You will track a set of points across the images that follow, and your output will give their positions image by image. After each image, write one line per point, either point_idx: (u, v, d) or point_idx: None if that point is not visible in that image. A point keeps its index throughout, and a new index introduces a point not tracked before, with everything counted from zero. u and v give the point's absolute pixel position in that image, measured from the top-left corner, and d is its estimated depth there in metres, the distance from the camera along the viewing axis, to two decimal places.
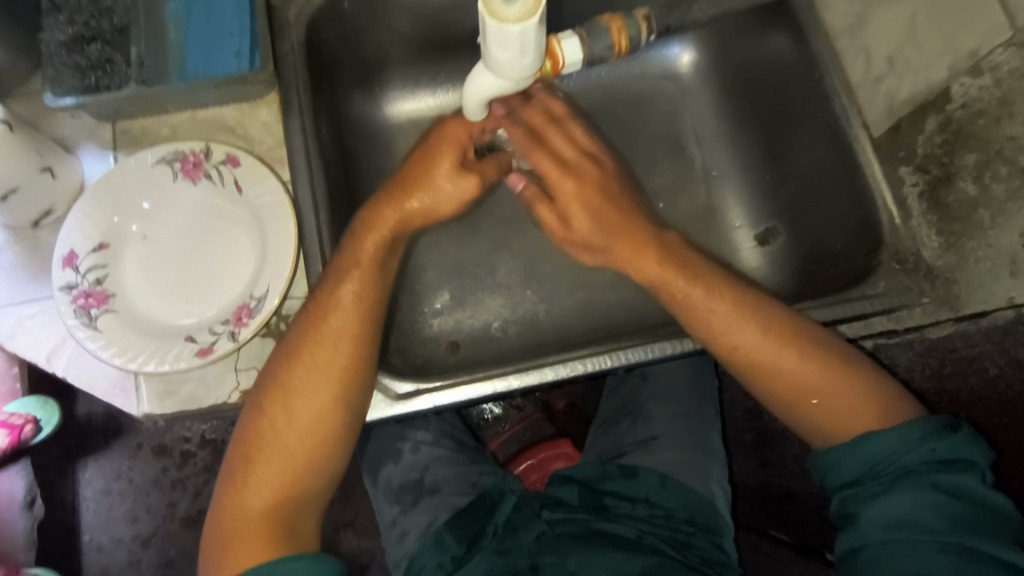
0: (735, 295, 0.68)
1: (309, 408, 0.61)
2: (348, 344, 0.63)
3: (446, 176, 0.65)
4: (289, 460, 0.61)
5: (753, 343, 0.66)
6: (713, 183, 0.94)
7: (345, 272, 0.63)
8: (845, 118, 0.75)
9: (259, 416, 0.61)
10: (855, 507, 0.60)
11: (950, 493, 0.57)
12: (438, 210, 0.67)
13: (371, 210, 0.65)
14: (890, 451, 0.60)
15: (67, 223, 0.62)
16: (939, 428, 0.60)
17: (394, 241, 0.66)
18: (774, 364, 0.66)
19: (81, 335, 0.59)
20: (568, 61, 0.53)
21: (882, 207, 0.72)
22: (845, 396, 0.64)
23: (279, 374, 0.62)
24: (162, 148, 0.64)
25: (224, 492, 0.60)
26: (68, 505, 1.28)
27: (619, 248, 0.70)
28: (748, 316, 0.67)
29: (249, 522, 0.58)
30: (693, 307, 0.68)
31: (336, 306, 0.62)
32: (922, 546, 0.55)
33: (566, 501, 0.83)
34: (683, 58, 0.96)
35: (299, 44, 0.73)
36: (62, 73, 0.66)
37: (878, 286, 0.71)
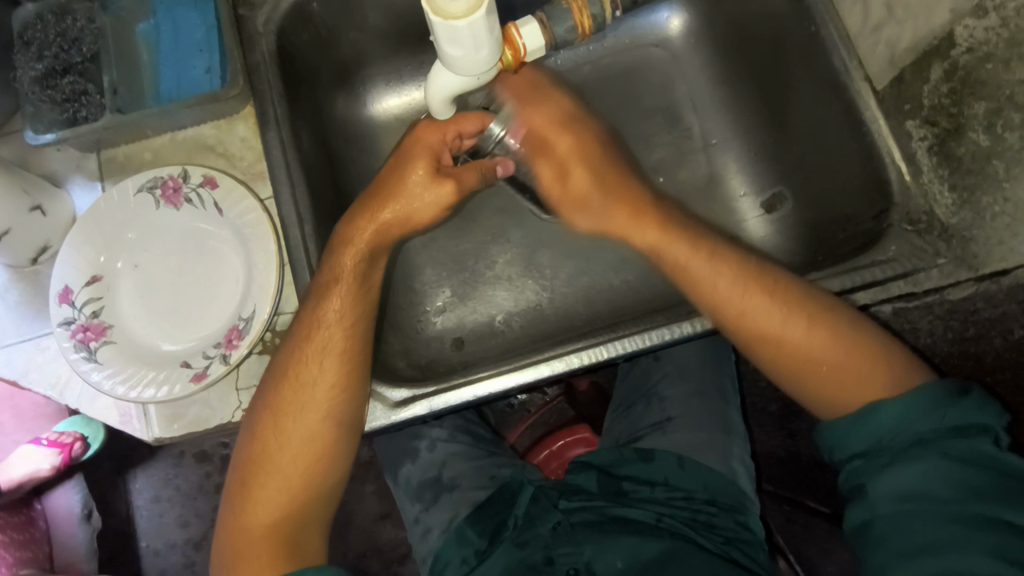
0: (737, 270, 0.66)
1: (304, 420, 0.63)
2: (335, 360, 0.63)
3: (422, 181, 0.64)
4: (290, 476, 0.63)
5: (760, 311, 0.64)
6: (714, 152, 0.90)
7: (327, 289, 0.62)
8: (846, 72, 0.72)
9: (256, 437, 0.63)
10: (863, 480, 0.58)
11: (961, 460, 0.54)
12: (417, 217, 0.65)
13: (348, 225, 0.64)
14: (899, 421, 0.58)
15: (59, 260, 0.63)
16: (948, 394, 0.57)
17: (373, 255, 0.65)
18: (782, 334, 0.63)
19: (84, 368, 0.61)
20: (529, 49, 0.51)
21: (890, 164, 0.70)
22: (857, 358, 0.62)
23: (272, 394, 0.63)
24: (141, 176, 0.65)
25: (230, 511, 0.63)
26: (121, 515, 1.34)
27: (614, 214, 0.70)
28: (754, 289, 0.64)
29: (252, 540, 0.60)
30: (700, 273, 0.66)
31: (320, 323, 0.62)
32: (934, 517, 0.53)
33: (585, 489, 0.82)
34: (673, 23, 0.91)
35: (270, 53, 0.72)
36: (41, 109, 0.67)
37: (889, 250, 0.68)
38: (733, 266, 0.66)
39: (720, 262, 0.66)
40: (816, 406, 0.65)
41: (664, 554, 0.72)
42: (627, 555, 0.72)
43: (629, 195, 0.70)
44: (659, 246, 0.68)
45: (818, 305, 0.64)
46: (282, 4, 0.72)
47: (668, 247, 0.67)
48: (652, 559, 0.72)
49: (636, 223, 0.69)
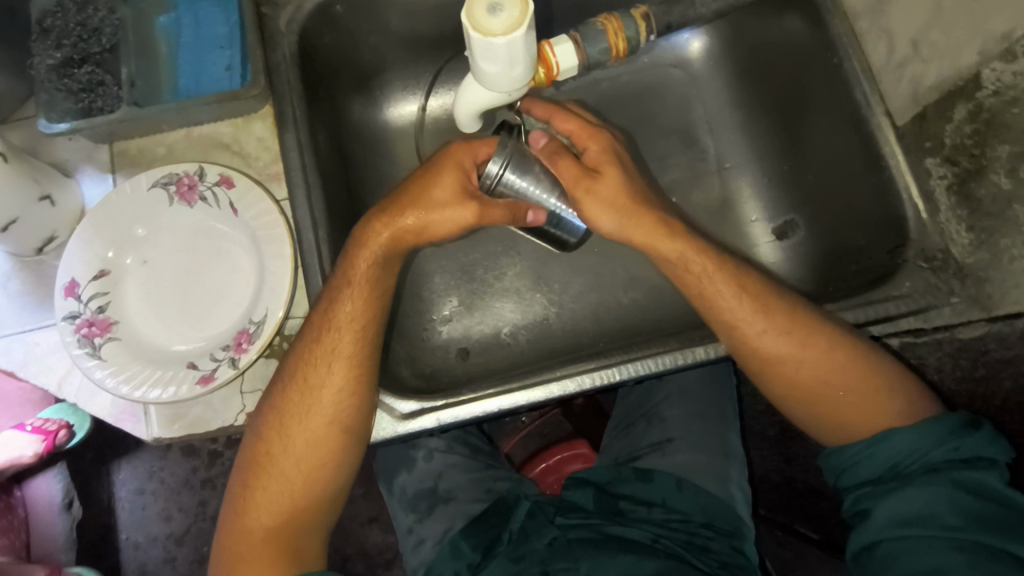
0: (754, 299, 0.65)
1: (308, 423, 0.62)
2: (343, 364, 0.62)
3: (445, 195, 0.63)
4: (292, 484, 0.62)
5: (778, 336, 0.64)
6: (728, 175, 0.90)
7: (339, 290, 0.62)
8: (867, 105, 0.71)
9: (262, 437, 0.62)
10: (868, 503, 0.60)
11: (966, 490, 0.56)
12: (432, 230, 0.63)
13: (363, 229, 0.63)
14: (907, 448, 0.60)
15: (67, 252, 0.62)
16: (957, 426, 0.59)
17: (386, 260, 0.63)
18: (798, 360, 0.64)
19: (87, 365, 0.59)
20: (563, 67, 0.52)
21: (906, 200, 0.69)
22: (866, 384, 0.63)
23: (279, 395, 0.62)
24: (156, 171, 0.64)
25: (231, 514, 0.62)
26: (102, 506, 1.31)
27: (634, 230, 0.67)
28: (770, 322, 0.64)
29: (253, 544, 0.60)
30: (719, 297, 0.65)
31: (329, 325, 0.62)
32: (936, 542, 0.55)
33: (581, 506, 0.81)
34: (694, 45, 0.91)
35: (292, 54, 0.71)
36: (55, 98, 0.65)
37: (903, 286, 0.67)
38: (752, 289, 0.65)
39: (738, 290, 0.65)
40: (818, 433, 0.66)
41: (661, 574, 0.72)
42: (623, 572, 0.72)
43: (644, 221, 0.66)
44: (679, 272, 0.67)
45: (836, 331, 0.64)
46: (306, 5, 0.71)
47: (688, 265, 0.67)
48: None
49: (654, 236, 0.67)
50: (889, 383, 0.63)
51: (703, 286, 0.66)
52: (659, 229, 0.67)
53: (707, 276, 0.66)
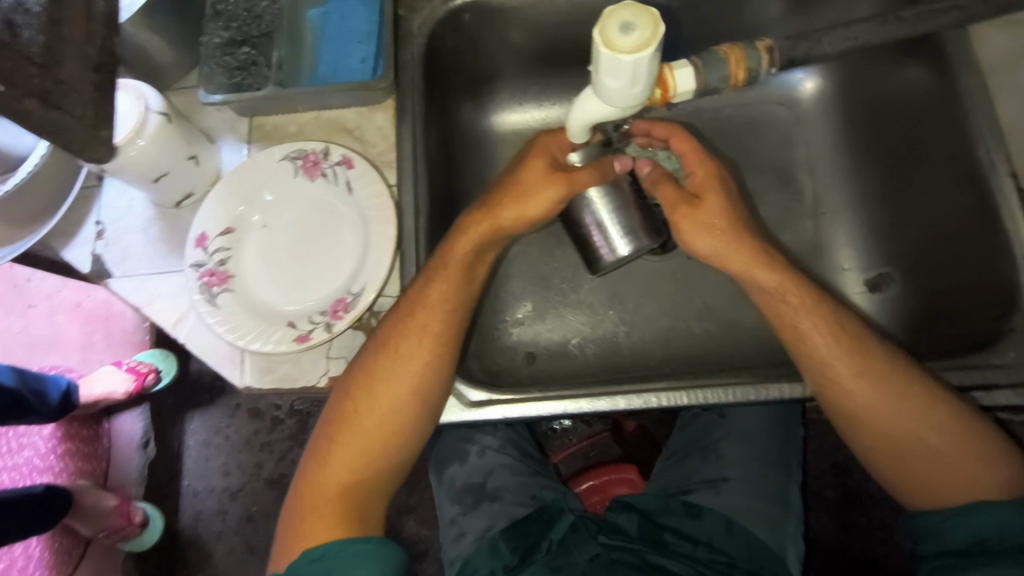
0: (853, 345, 0.62)
1: (390, 392, 0.65)
2: (431, 341, 0.66)
3: (534, 178, 0.66)
4: (367, 448, 0.65)
5: (870, 385, 0.61)
6: (824, 220, 0.87)
7: (437, 271, 0.66)
8: (988, 163, 0.69)
9: (346, 398, 0.66)
10: None
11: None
12: (527, 213, 0.67)
13: (463, 216, 0.68)
14: (1001, 526, 0.55)
15: (203, 208, 0.70)
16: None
17: (483, 246, 0.68)
18: (888, 412, 0.61)
19: (203, 309, 0.66)
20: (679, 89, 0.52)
21: (1022, 266, 0.66)
22: (962, 449, 0.59)
23: (367, 362, 0.66)
24: (288, 146, 0.71)
25: (307, 466, 0.66)
26: (172, 451, 1.42)
27: (733, 258, 0.66)
28: (868, 371, 0.61)
29: (324, 498, 0.63)
30: (812, 337, 0.63)
31: (424, 303, 0.66)
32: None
33: (624, 530, 0.80)
34: (807, 85, 0.90)
35: (419, 55, 0.76)
36: (214, 71, 0.74)
37: (1007, 355, 0.65)
38: (851, 334, 0.63)
39: (836, 333, 0.63)
40: (903, 493, 0.63)
41: None
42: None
43: (742, 249, 0.65)
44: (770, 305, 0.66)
45: (935, 390, 0.61)
46: (439, 11, 0.77)
47: (781, 302, 0.65)
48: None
49: (755, 266, 0.65)
50: (988, 455, 0.59)
51: (797, 322, 0.64)
52: (757, 258, 0.65)
53: (803, 311, 0.64)
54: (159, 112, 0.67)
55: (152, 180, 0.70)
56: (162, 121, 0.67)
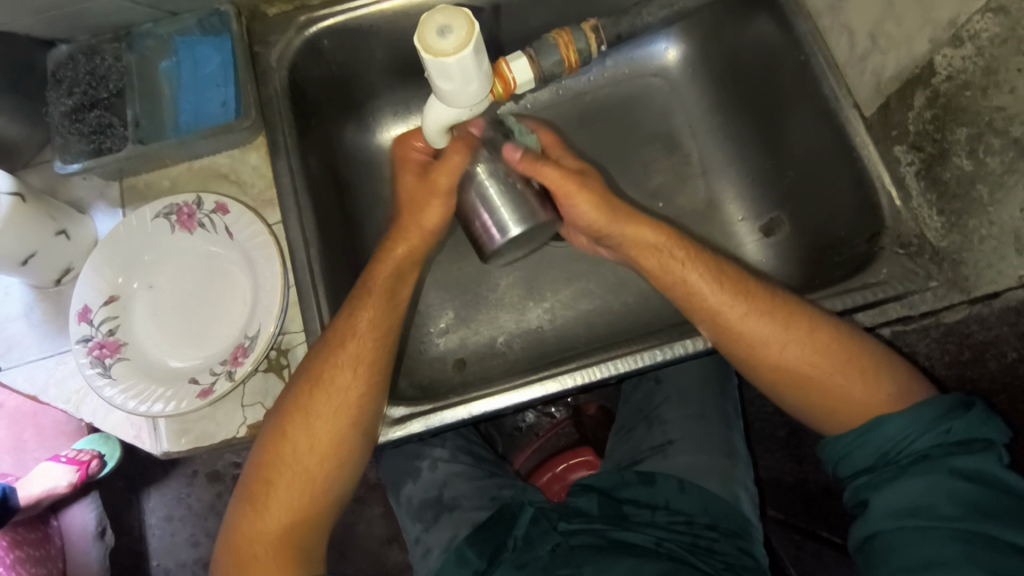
0: (730, 288, 0.66)
1: (330, 422, 0.65)
2: (367, 369, 0.66)
3: (422, 184, 0.69)
4: (304, 481, 0.64)
5: (759, 323, 0.65)
6: (712, 177, 0.91)
7: (360, 300, 0.66)
8: (835, 99, 0.73)
9: (281, 437, 0.64)
10: (867, 494, 0.59)
11: (964, 477, 0.55)
12: (427, 222, 0.69)
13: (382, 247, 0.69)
14: (903, 434, 0.59)
15: (81, 280, 0.67)
16: (950, 409, 0.58)
17: (402, 271, 0.69)
18: (779, 346, 0.64)
19: (98, 383, 0.64)
20: (519, 81, 0.55)
21: (881, 190, 0.70)
22: (846, 363, 0.63)
23: (298, 398, 0.65)
24: (158, 203, 0.69)
25: (242, 514, 0.63)
26: (135, 533, 1.37)
27: (627, 225, 0.69)
28: (750, 308, 0.65)
29: (266, 544, 0.62)
30: (693, 289, 0.67)
31: (353, 333, 0.65)
32: (934, 532, 0.53)
33: (585, 512, 0.81)
34: (670, 54, 0.93)
35: (283, 88, 0.75)
36: (69, 141, 0.72)
37: (880, 273, 0.68)
38: (732, 278, 0.67)
39: (714, 280, 0.67)
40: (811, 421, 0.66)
41: None
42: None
43: (646, 223, 0.69)
44: (659, 264, 0.69)
45: (816, 314, 0.65)
46: (294, 42, 0.76)
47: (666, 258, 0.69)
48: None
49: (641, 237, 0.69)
50: (873, 365, 0.64)
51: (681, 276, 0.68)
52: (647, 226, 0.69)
53: (688, 264, 0.68)
54: (10, 193, 0.63)
55: (21, 263, 0.67)
56: (14, 202, 0.63)
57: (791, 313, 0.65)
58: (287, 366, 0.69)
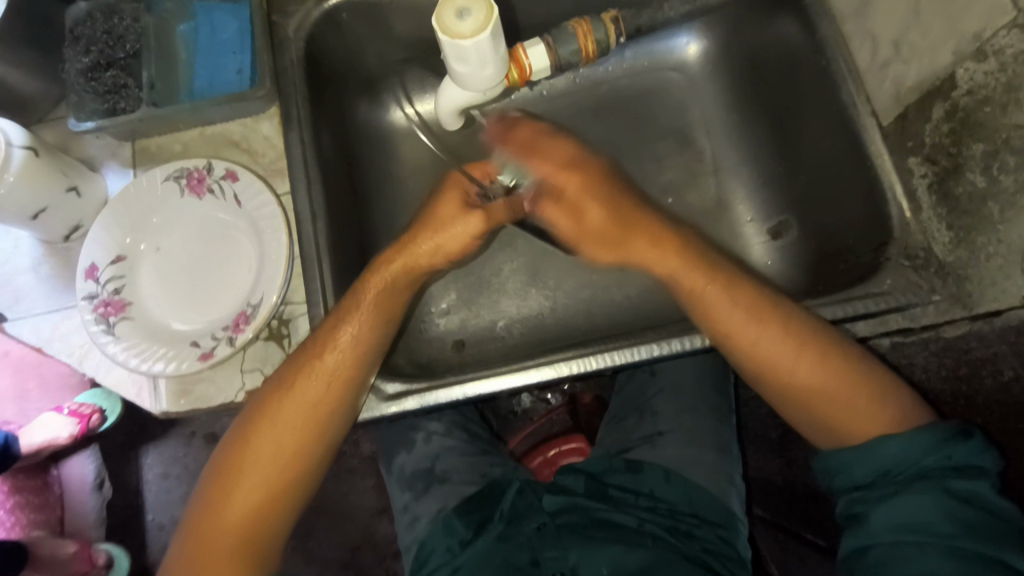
0: (748, 300, 0.65)
1: (293, 428, 0.64)
2: (334, 387, 0.65)
3: (451, 213, 0.71)
4: (264, 483, 0.63)
5: (772, 346, 0.63)
6: (723, 176, 0.90)
7: (346, 315, 0.66)
8: (854, 106, 0.72)
9: (242, 442, 0.64)
10: (863, 508, 0.60)
11: (962, 497, 0.55)
12: (447, 247, 0.71)
13: (379, 261, 0.69)
14: (900, 455, 0.59)
15: (90, 237, 0.68)
16: (951, 435, 0.58)
17: (391, 292, 0.69)
18: (791, 371, 0.63)
19: (101, 340, 0.65)
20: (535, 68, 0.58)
21: (892, 201, 0.69)
22: (856, 391, 0.62)
23: (263, 406, 0.64)
24: (169, 165, 0.70)
25: (198, 510, 0.63)
26: (132, 488, 1.39)
27: (636, 243, 0.70)
28: (768, 320, 0.64)
29: (217, 544, 0.62)
30: (712, 304, 0.66)
31: (332, 347, 0.65)
32: (931, 549, 0.54)
33: (571, 489, 0.83)
34: (691, 48, 0.92)
35: (298, 59, 0.75)
36: (85, 99, 0.72)
37: (884, 283, 0.67)
38: (749, 299, 0.65)
39: (733, 290, 0.66)
40: (812, 434, 0.66)
41: (643, 569, 0.72)
42: (612, 561, 0.73)
43: (640, 233, 0.70)
44: (675, 275, 0.68)
45: (833, 341, 0.63)
46: (313, 13, 0.76)
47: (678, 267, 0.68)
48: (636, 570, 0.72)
49: (626, 244, 0.70)
50: (884, 391, 0.62)
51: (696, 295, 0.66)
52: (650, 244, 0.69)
53: (707, 287, 0.66)
54: (24, 147, 0.64)
55: (31, 217, 0.68)
56: (27, 156, 0.64)
57: (806, 336, 0.63)
58: (287, 335, 0.69)
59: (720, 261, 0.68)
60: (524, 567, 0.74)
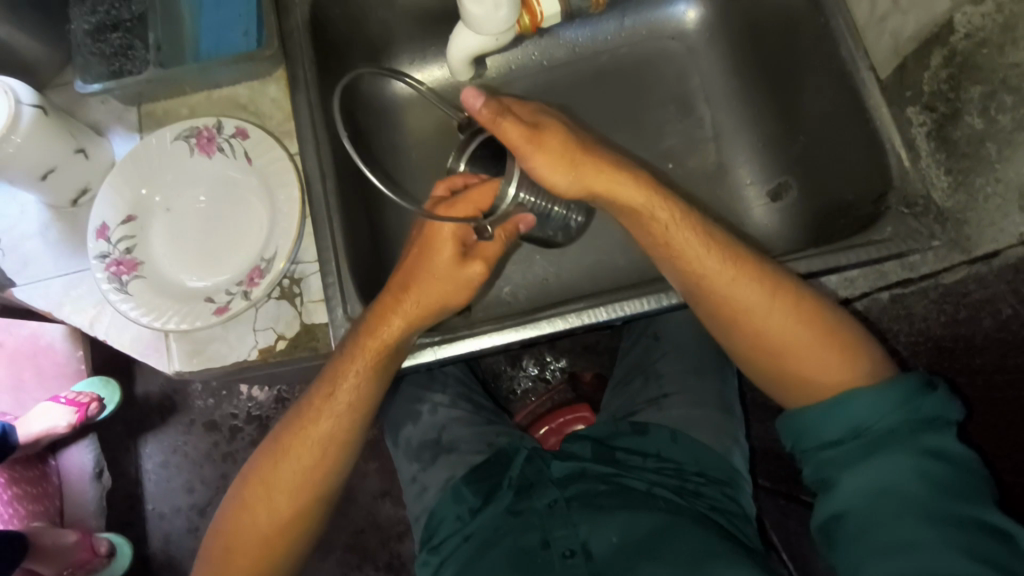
0: (730, 257, 0.64)
1: (303, 469, 0.66)
2: (329, 448, 0.67)
3: (446, 271, 0.66)
4: (274, 517, 0.66)
5: (738, 289, 0.63)
6: (723, 143, 0.90)
7: (341, 378, 0.66)
8: (853, 60, 0.74)
9: (248, 488, 0.67)
10: (834, 472, 0.59)
11: (937, 458, 0.55)
12: (449, 300, 0.68)
13: (373, 313, 0.66)
14: (871, 412, 0.58)
15: (100, 197, 0.69)
16: (918, 388, 0.58)
17: (395, 347, 0.67)
18: (752, 303, 0.63)
19: (115, 298, 0.66)
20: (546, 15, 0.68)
21: (890, 149, 0.72)
22: (813, 339, 0.62)
23: (262, 464, 0.67)
24: (178, 126, 0.71)
25: (218, 524, 0.67)
26: (131, 477, 1.36)
27: (590, 171, 0.65)
28: (744, 277, 0.63)
29: (241, 556, 0.66)
30: (681, 244, 0.65)
31: (327, 412, 0.66)
32: (908, 507, 0.54)
33: (578, 455, 0.84)
34: (689, 16, 0.92)
35: (305, 21, 0.75)
36: (90, 61, 0.72)
37: (885, 231, 0.69)
38: (724, 251, 0.63)
39: (705, 241, 0.64)
40: (776, 393, 0.66)
41: (655, 529, 0.72)
42: (622, 529, 0.72)
43: (602, 172, 0.65)
44: (641, 208, 0.66)
45: (800, 288, 0.63)
46: None
47: (648, 214, 0.66)
48: (646, 535, 0.71)
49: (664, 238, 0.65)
50: (847, 342, 0.63)
51: (663, 237, 0.65)
52: (620, 176, 0.66)
53: (673, 226, 0.65)
54: (33, 105, 0.64)
55: (40, 178, 0.68)
56: (37, 114, 0.65)
57: (780, 283, 0.63)
58: (299, 294, 0.70)
59: (717, 230, 0.66)
60: (534, 548, 0.72)
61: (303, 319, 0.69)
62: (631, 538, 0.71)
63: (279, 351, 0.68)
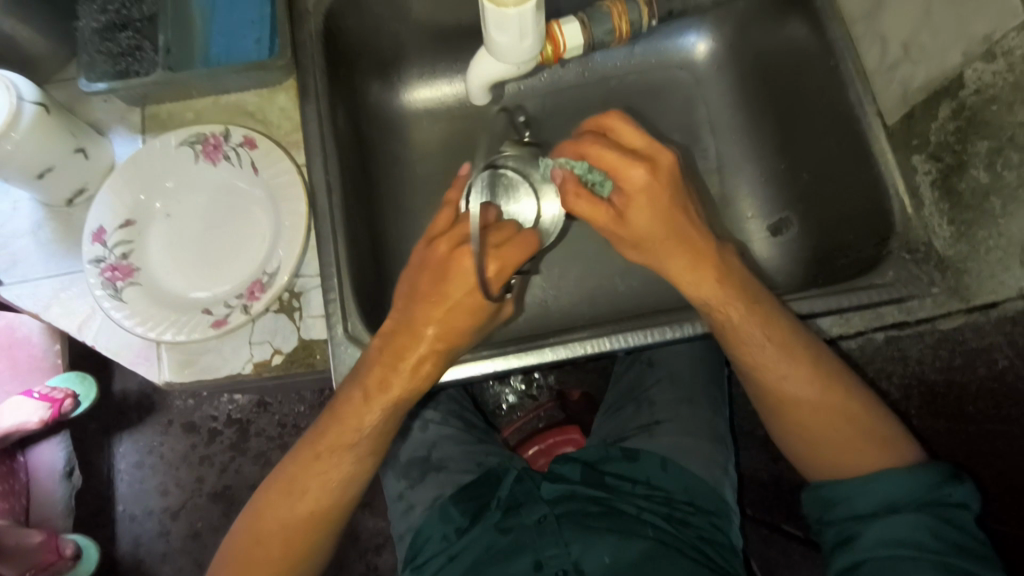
0: (772, 326, 0.63)
1: (303, 513, 0.64)
2: (335, 488, 0.64)
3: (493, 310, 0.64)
4: (275, 561, 0.64)
5: (782, 370, 0.63)
6: (727, 175, 0.91)
7: (349, 420, 0.63)
8: (861, 107, 0.75)
9: (248, 534, 0.64)
10: (857, 527, 0.61)
11: (949, 523, 0.58)
12: (478, 320, 0.63)
13: (397, 354, 0.62)
14: (897, 486, 0.60)
15: (99, 200, 0.68)
16: (947, 476, 0.60)
17: (427, 376, 0.63)
18: (812, 411, 0.63)
19: (107, 305, 0.64)
20: (569, 45, 0.69)
21: (894, 196, 0.73)
22: (835, 418, 0.63)
23: (260, 504, 0.65)
24: (184, 131, 0.70)
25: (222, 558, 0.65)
26: (103, 477, 1.33)
27: (676, 263, 0.63)
28: (775, 340, 0.63)
29: None
30: (743, 334, 0.63)
31: (333, 453, 0.64)
32: (921, 563, 0.56)
33: (567, 477, 0.83)
34: (700, 47, 0.92)
35: (317, 33, 0.74)
36: (96, 60, 0.71)
37: (887, 274, 0.72)
38: (779, 328, 0.63)
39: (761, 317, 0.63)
40: (805, 465, 0.66)
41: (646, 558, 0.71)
42: (614, 550, 0.71)
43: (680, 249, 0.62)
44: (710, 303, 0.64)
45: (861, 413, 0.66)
46: None
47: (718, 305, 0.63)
48: (636, 562, 0.70)
49: (693, 273, 0.63)
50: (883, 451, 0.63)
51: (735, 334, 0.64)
52: (697, 261, 0.63)
53: (741, 324, 0.63)
54: (35, 102, 0.63)
55: (37, 176, 0.66)
56: (38, 112, 0.63)
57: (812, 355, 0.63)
58: (298, 308, 0.69)
59: (763, 293, 0.64)
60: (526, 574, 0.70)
61: (299, 334, 0.68)
62: (620, 565, 0.70)
63: (274, 366, 0.67)
